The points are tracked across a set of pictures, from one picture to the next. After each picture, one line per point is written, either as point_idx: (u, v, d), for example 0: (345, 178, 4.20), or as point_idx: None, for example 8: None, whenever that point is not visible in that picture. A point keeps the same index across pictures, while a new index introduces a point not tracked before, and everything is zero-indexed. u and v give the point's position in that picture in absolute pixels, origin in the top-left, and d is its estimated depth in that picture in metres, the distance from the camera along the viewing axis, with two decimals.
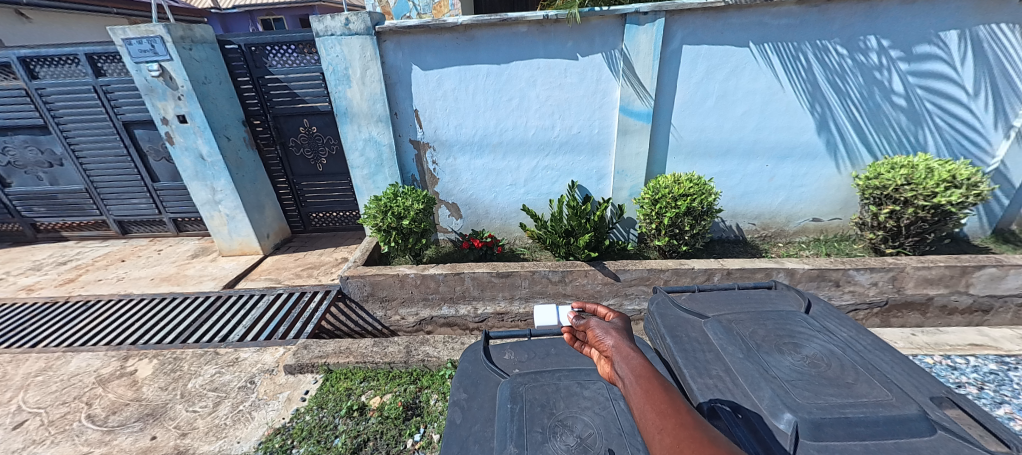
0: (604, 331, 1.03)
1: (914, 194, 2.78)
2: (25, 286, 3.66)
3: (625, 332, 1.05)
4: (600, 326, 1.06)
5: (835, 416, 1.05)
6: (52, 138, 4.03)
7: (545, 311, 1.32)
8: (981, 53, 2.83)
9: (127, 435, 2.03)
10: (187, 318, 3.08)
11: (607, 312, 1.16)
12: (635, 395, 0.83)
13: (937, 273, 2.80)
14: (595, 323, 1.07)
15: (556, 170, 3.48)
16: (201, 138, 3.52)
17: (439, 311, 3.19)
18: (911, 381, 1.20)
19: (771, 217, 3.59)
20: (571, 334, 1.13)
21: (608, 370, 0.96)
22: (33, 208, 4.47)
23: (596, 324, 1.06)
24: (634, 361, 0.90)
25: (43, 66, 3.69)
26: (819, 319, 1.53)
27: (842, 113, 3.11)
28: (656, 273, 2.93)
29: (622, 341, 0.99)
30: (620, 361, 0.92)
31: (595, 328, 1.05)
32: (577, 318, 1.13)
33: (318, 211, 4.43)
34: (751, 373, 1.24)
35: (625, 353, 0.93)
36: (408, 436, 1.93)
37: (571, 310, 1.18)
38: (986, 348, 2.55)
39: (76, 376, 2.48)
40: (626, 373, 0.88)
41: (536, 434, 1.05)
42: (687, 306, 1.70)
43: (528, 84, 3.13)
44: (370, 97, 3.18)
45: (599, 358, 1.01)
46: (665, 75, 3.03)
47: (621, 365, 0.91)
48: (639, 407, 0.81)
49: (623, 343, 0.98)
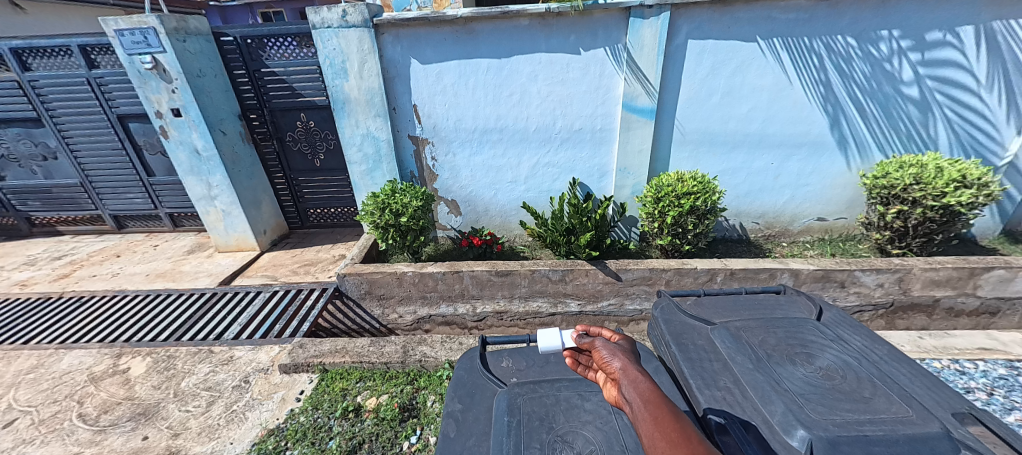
0: (610, 352, 0.97)
1: (923, 194, 2.70)
2: (20, 281, 3.62)
3: (631, 355, 0.99)
4: (606, 347, 0.99)
5: (852, 435, 1.00)
6: (46, 131, 3.97)
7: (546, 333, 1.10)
8: (998, 47, 2.73)
9: (119, 435, 1.99)
10: (182, 316, 3.03)
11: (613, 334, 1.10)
12: (644, 422, 0.77)
13: (945, 275, 2.72)
14: (601, 344, 1.00)
15: (557, 167, 3.40)
16: (196, 132, 3.45)
17: (437, 309, 3.14)
18: (931, 395, 1.14)
19: (776, 217, 3.52)
20: (572, 357, 1.05)
21: (614, 395, 0.89)
22: (28, 202, 4.43)
23: (601, 345, 0.99)
24: (643, 384, 0.84)
25: (35, 57, 3.62)
26: (831, 328, 1.47)
27: (852, 109, 3.02)
28: (659, 273, 2.87)
29: (630, 364, 0.93)
30: (627, 385, 0.86)
31: (601, 349, 0.99)
32: (581, 338, 1.06)
33: (316, 206, 4.38)
34: (761, 386, 1.18)
35: (633, 377, 0.87)
36: (404, 438, 1.88)
37: (572, 331, 1.10)
38: (996, 353, 2.48)
39: (68, 374, 2.44)
40: (633, 398, 0.82)
41: (535, 450, 1.00)
42: (693, 312, 1.64)
43: (529, 79, 3.05)
44: (368, 91, 3.10)
45: (606, 382, 0.94)
46: (670, 70, 2.95)
47: (629, 389, 0.85)
48: (648, 435, 0.75)
49: (630, 366, 0.92)
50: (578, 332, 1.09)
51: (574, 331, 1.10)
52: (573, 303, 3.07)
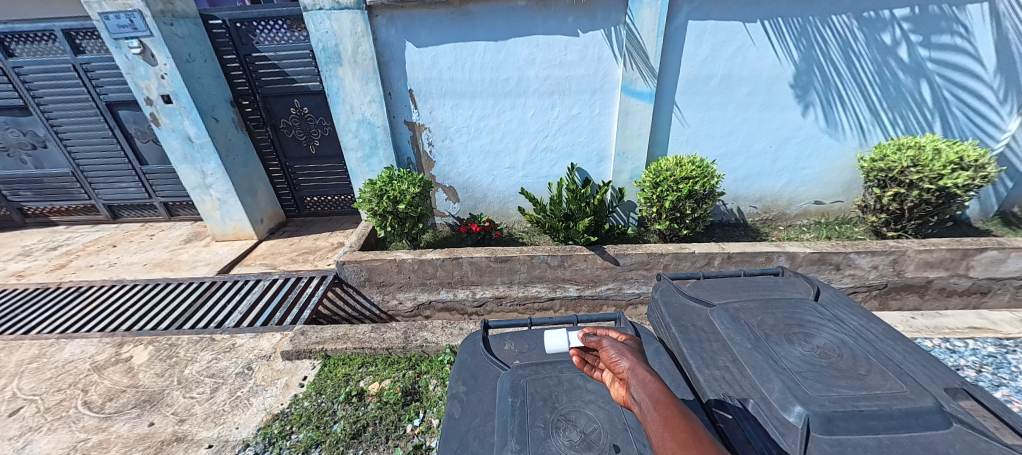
0: (618, 352, 1.00)
1: (920, 177, 2.70)
2: (15, 272, 3.60)
3: (639, 355, 1.02)
4: (614, 347, 1.02)
5: (848, 410, 1.03)
6: (33, 120, 3.87)
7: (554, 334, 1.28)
8: (1002, 28, 2.72)
9: (125, 421, 2.02)
10: (182, 304, 3.04)
11: (617, 334, 1.14)
12: (654, 422, 0.81)
13: (939, 257, 2.75)
14: (608, 343, 1.04)
15: (555, 152, 3.37)
16: (187, 120, 3.37)
17: (437, 295, 3.15)
18: (925, 372, 1.17)
19: (773, 201, 3.52)
20: (580, 358, 1.07)
21: (623, 395, 0.92)
22: (19, 192, 4.36)
23: (608, 345, 1.03)
24: (652, 385, 0.88)
25: (17, 42, 3.50)
26: (829, 307, 1.50)
27: (853, 92, 3.00)
28: (657, 257, 2.88)
29: (638, 364, 0.97)
30: (637, 385, 0.89)
31: (609, 349, 1.02)
32: (588, 337, 1.09)
33: (313, 194, 4.35)
34: (760, 365, 1.21)
35: (642, 377, 0.90)
36: (408, 421, 1.91)
37: (580, 331, 1.14)
38: (985, 331, 2.53)
39: (71, 363, 2.45)
40: (643, 398, 0.86)
41: (539, 430, 1.02)
42: (693, 294, 1.65)
43: (526, 62, 2.98)
44: (362, 76, 3.03)
45: (613, 381, 0.97)
46: (669, 53, 2.89)
47: (637, 389, 0.89)
48: (657, 435, 0.79)
49: (638, 366, 0.96)
50: (585, 332, 1.12)
51: (581, 331, 1.13)
52: (572, 288, 3.09)
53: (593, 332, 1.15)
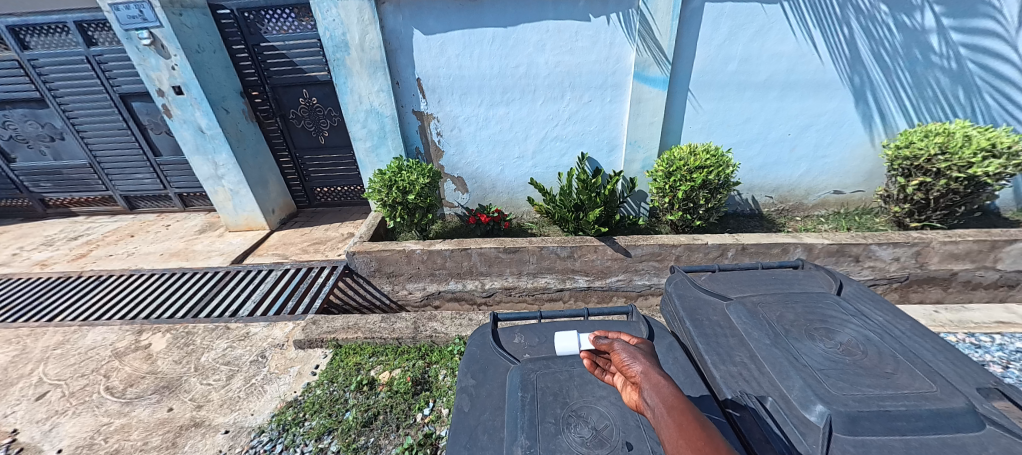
0: (630, 355, 0.97)
1: (948, 165, 2.55)
2: (39, 262, 3.71)
3: (650, 357, 1.00)
4: (626, 349, 0.99)
5: (874, 410, 0.99)
6: (51, 112, 3.95)
7: (564, 336, 1.24)
8: None
9: (145, 407, 2.08)
10: (197, 293, 3.11)
11: (629, 338, 1.12)
12: (667, 428, 0.79)
13: (965, 249, 2.63)
14: (620, 346, 1.01)
15: (565, 141, 3.30)
16: (199, 111, 3.38)
17: (446, 286, 3.15)
18: (955, 371, 1.13)
19: (790, 190, 3.39)
20: (590, 360, 1.04)
21: (635, 399, 0.90)
22: (40, 183, 4.47)
23: (620, 347, 1.00)
24: (666, 390, 0.85)
25: (32, 35, 3.55)
26: (852, 302, 1.44)
27: (879, 79, 2.86)
28: (668, 248, 2.82)
29: (650, 368, 0.94)
30: (650, 391, 0.87)
31: (620, 352, 0.99)
32: (599, 340, 1.07)
33: (323, 185, 4.39)
34: (779, 361, 1.17)
35: (656, 382, 0.88)
36: (418, 410, 1.93)
37: (591, 334, 1.12)
38: (1014, 326, 2.41)
39: (93, 350, 2.53)
40: (656, 404, 0.83)
41: (549, 425, 1.01)
42: (708, 287, 1.61)
43: (537, 49, 2.90)
44: (370, 65, 2.98)
45: (626, 385, 0.95)
46: (684, 37, 2.77)
47: (651, 394, 0.86)
48: (671, 441, 0.77)
49: (652, 370, 0.93)
50: (596, 335, 1.10)
51: (590, 333, 1.11)
52: (581, 279, 3.06)
53: (603, 334, 1.12)
